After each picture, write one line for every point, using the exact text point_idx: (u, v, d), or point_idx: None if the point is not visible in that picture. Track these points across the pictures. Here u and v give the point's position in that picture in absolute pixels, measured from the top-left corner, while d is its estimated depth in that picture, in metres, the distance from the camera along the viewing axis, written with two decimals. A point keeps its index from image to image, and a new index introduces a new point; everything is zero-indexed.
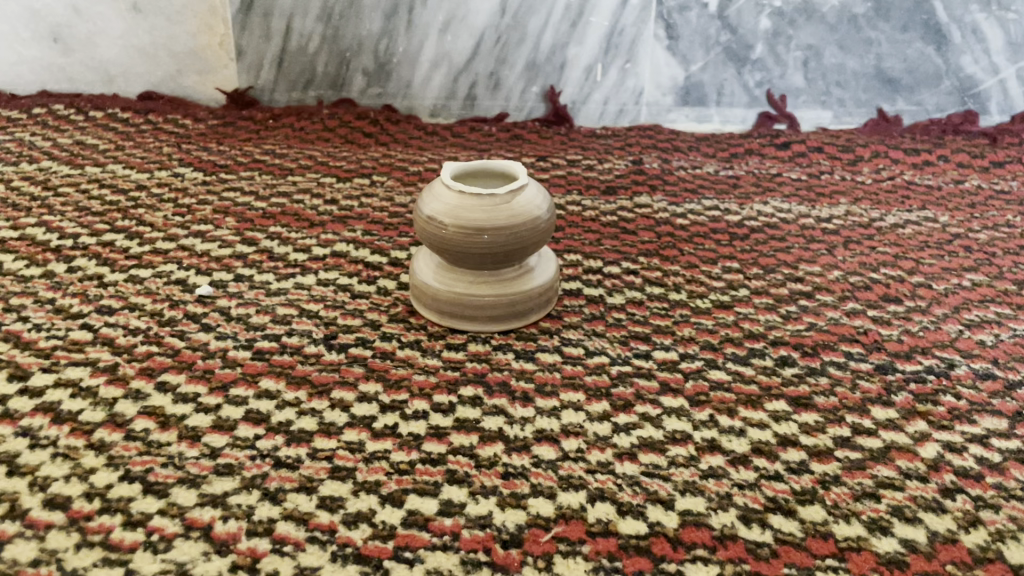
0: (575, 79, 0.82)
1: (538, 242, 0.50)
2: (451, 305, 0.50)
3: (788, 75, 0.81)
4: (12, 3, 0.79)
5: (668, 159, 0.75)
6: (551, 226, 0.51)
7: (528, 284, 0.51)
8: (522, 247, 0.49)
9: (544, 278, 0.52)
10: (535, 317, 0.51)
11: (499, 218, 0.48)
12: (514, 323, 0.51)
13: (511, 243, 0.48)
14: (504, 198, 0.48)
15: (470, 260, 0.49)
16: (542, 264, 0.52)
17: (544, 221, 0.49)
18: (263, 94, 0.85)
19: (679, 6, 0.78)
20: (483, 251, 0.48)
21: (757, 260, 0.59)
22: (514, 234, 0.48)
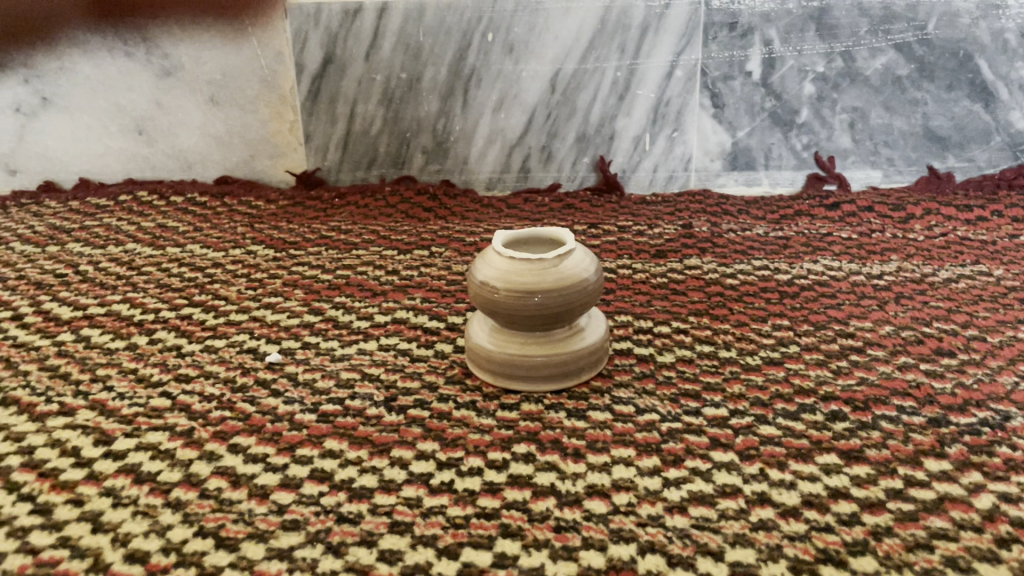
0: (624, 149, 0.85)
1: (587, 304, 0.52)
2: (505, 365, 0.52)
3: (835, 137, 0.82)
4: (101, 100, 0.86)
5: (717, 223, 0.76)
6: (599, 288, 0.53)
7: (578, 344, 0.52)
8: (571, 309, 0.51)
9: (594, 339, 0.54)
10: (587, 376, 0.53)
11: (549, 280, 0.50)
12: (565, 382, 0.52)
13: (561, 304, 0.50)
14: (553, 263, 0.51)
15: (522, 322, 0.51)
16: (592, 325, 0.54)
17: (592, 282, 0.52)
18: (329, 176, 0.90)
19: (723, 76, 0.81)
20: (534, 313, 0.50)
21: (807, 317, 0.60)
22: (564, 295, 0.50)
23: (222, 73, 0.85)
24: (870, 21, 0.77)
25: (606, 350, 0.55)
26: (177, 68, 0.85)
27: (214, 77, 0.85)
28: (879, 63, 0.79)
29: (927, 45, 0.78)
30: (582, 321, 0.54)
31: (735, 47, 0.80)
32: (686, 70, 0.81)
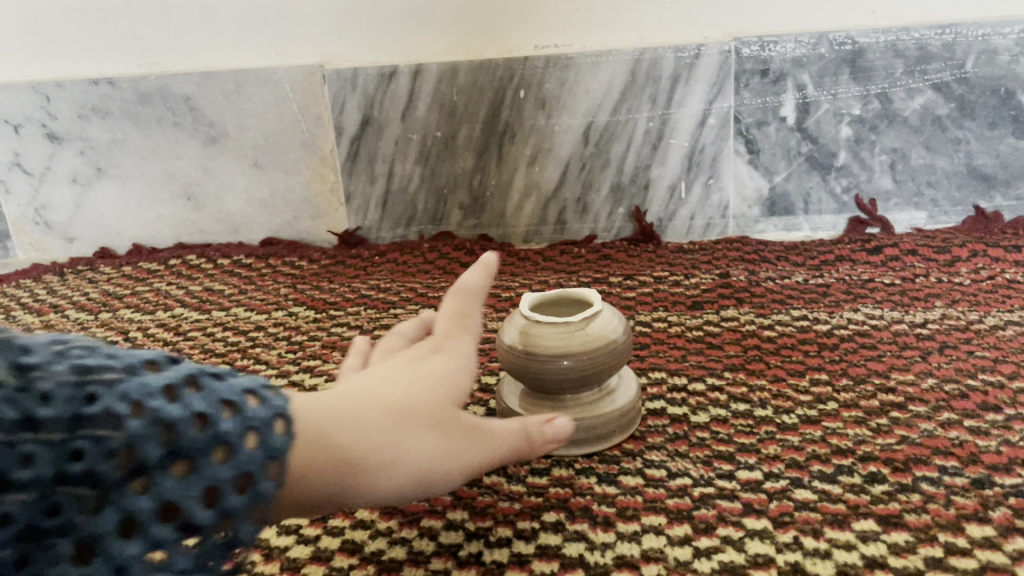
0: (660, 198, 0.85)
1: (616, 366, 0.52)
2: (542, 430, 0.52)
3: (876, 178, 0.81)
4: (151, 169, 0.91)
5: (755, 271, 0.75)
6: (628, 350, 0.52)
7: (608, 406, 0.52)
8: (601, 371, 0.51)
9: (624, 401, 0.53)
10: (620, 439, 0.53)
11: (580, 344, 0.50)
12: (596, 446, 0.52)
13: (589, 368, 0.50)
14: (579, 326, 0.51)
15: (554, 387, 0.51)
16: (623, 386, 0.54)
17: (620, 344, 0.51)
18: (370, 234, 0.92)
19: (757, 122, 0.80)
20: (562, 378, 0.50)
21: (846, 370, 0.58)
22: (591, 358, 0.50)
23: (265, 139, 0.88)
24: (906, 62, 0.77)
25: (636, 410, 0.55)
26: (222, 135, 0.89)
27: (258, 142, 0.88)
28: (917, 103, 0.78)
29: (966, 84, 0.77)
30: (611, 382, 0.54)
31: (768, 93, 0.79)
32: (719, 118, 0.81)
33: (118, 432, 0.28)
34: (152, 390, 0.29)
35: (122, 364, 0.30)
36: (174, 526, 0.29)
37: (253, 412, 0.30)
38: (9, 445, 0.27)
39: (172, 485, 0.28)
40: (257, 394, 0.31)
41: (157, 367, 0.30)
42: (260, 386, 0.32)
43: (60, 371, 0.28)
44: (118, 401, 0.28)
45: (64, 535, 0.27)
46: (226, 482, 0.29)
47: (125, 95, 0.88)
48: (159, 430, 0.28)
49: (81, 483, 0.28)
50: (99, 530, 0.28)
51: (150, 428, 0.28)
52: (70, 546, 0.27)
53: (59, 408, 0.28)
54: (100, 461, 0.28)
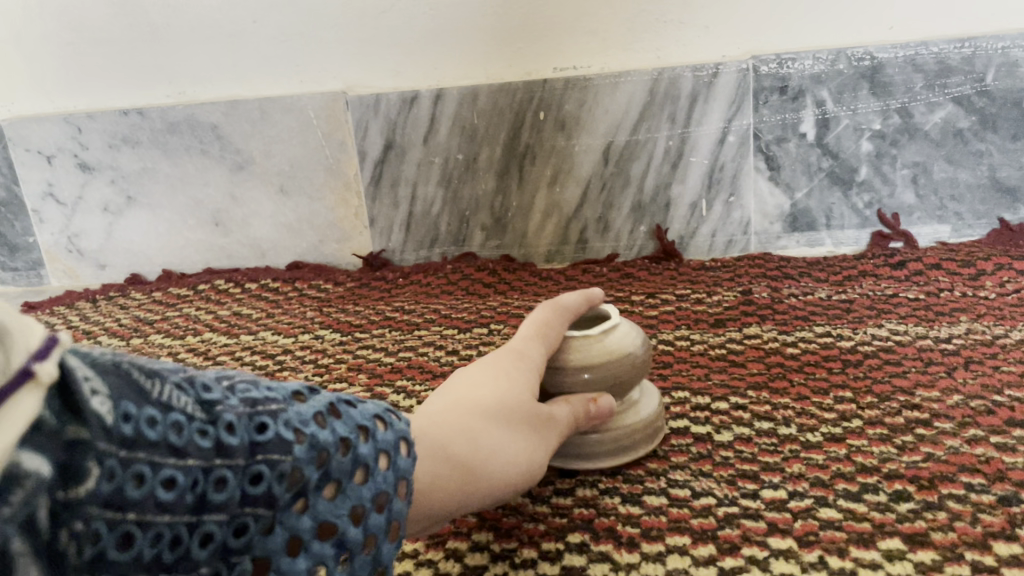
0: (680, 216, 0.85)
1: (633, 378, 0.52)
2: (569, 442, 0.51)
3: (898, 193, 0.81)
4: (180, 196, 0.93)
5: (778, 287, 0.75)
6: (649, 363, 0.53)
7: (632, 419, 0.53)
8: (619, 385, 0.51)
9: (647, 414, 0.54)
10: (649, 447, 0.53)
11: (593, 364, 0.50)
12: (621, 460, 0.52)
13: (609, 379, 0.51)
14: (598, 337, 0.52)
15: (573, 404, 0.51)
16: (646, 400, 0.55)
17: (640, 355, 0.52)
18: (394, 256, 0.93)
19: (777, 138, 0.81)
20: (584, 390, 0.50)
21: (871, 388, 0.58)
22: (612, 369, 0.50)
23: (291, 165, 0.90)
24: (925, 77, 0.77)
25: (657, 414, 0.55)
26: (248, 162, 0.90)
27: (284, 169, 0.90)
28: (938, 117, 0.78)
29: (988, 96, 0.77)
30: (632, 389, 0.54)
31: (787, 109, 0.80)
32: (738, 135, 0.81)
33: (288, 457, 0.29)
34: (307, 417, 0.31)
35: (278, 394, 0.31)
36: (334, 544, 0.30)
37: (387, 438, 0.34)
38: (204, 471, 0.27)
39: (330, 507, 0.30)
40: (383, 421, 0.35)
41: (303, 397, 0.32)
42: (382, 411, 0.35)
43: (233, 401, 0.29)
44: (284, 428, 0.30)
45: (244, 553, 0.28)
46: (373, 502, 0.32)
47: (153, 124, 0.90)
48: (317, 454, 0.30)
49: (260, 505, 0.29)
50: (273, 548, 0.29)
51: (315, 453, 0.30)
52: (250, 563, 0.28)
53: (240, 436, 0.28)
54: (275, 482, 0.29)
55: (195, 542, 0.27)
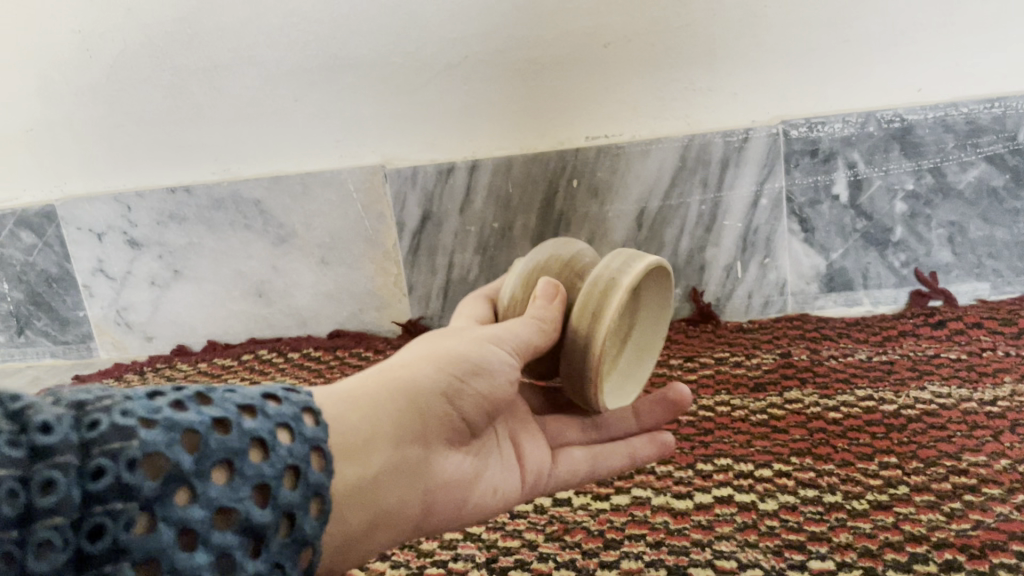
0: (716, 278, 0.85)
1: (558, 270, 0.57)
2: (572, 384, 0.54)
3: (934, 252, 0.81)
4: (224, 269, 0.95)
5: (817, 348, 0.75)
6: (554, 256, 0.57)
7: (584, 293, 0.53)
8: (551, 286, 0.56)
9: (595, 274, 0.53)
10: (620, 288, 0.51)
11: (505, 300, 0.56)
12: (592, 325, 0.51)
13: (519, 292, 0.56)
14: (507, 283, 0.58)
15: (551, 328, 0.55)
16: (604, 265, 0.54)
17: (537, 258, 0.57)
18: (432, 322, 0.94)
19: (810, 201, 0.81)
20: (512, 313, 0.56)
21: (916, 452, 0.58)
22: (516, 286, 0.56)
23: (332, 237, 0.92)
24: (956, 137, 0.77)
25: (621, 258, 0.53)
26: (291, 235, 0.93)
27: (324, 240, 0.93)
28: (971, 176, 0.78)
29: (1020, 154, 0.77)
30: (587, 270, 0.57)
31: (819, 172, 0.80)
32: (771, 198, 0.82)
33: (135, 442, 0.31)
34: (159, 409, 0.33)
35: (124, 396, 0.34)
36: (235, 530, 0.33)
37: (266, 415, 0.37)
38: (22, 480, 0.28)
39: (218, 491, 0.33)
40: (272, 399, 0.38)
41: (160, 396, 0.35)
42: (272, 393, 0.39)
43: (51, 409, 0.30)
44: (125, 421, 0.32)
45: (122, 556, 0.29)
46: (273, 477, 0.35)
47: (200, 202, 0.93)
48: (185, 440, 0.33)
49: (115, 500, 0.30)
50: (163, 544, 0.30)
51: (176, 437, 0.32)
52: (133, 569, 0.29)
53: (59, 434, 0.29)
54: (131, 471, 0.30)
55: (33, 555, 0.27)
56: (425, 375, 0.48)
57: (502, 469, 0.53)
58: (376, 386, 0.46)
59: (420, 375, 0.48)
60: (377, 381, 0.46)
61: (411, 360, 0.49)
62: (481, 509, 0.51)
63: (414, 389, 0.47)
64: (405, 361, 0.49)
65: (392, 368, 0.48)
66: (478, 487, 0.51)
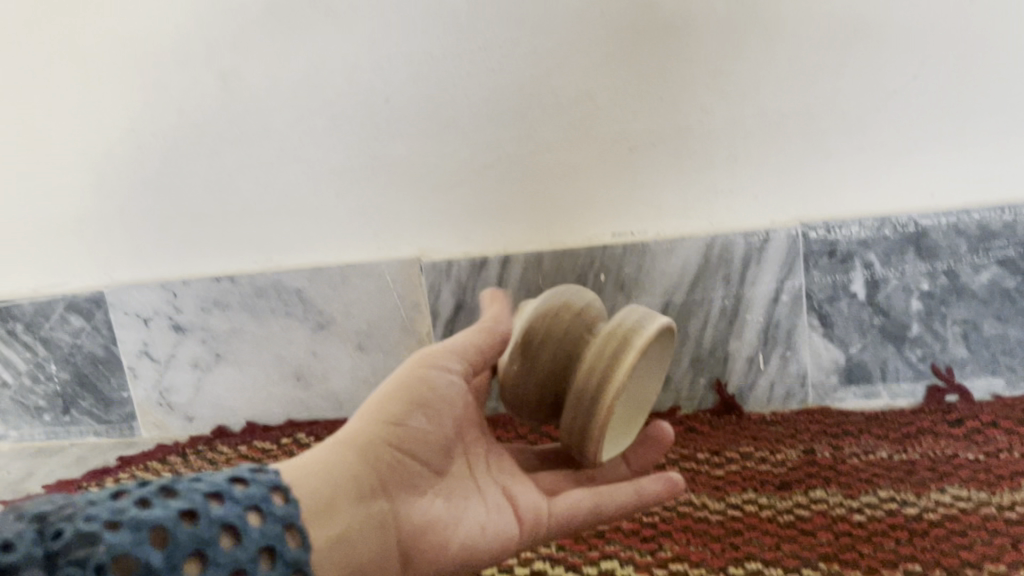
0: (739, 369, 0.88)
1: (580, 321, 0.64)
2: (576, 435, 0.61)
3: (951, 348, 0.84)
4: (265, 353, 0.99)
5: (839, 445, 0.78)
6: (562, 303, 0.64)
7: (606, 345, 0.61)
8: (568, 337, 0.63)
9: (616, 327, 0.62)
10: (643, 342, 0.60)
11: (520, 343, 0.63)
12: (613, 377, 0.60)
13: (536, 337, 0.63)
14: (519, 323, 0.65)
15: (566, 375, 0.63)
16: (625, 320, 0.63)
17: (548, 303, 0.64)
18: None
19: (829, 297, 0.85)
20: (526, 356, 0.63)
21: (938, 560, 0.60)
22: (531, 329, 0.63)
23: (369, 324, 0.96)
24: (969, 241, 0.81)
25: (638, 318, 0.63)
26: (330, 322, 0.97)
27: (361, 327, 0.97)
28: (984, 277, 0.82)
29: None
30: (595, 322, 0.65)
31: (837, 271, 0.84)
32: (791, 294, 0.86)
33: (103, 548, 0.38)
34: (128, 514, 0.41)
35: (96, 506, 0.41)
36: None
37: (230, 502, 0.46)
38: None
39: None
40: (235, 484, 0.48)
41: (129, 497, 0.43)
42: (230, 481, 0.48)
43: (24, 532, 0.38)
44: (98, 531, 0.39)
45: None
46: (245, 559, 0.43)
47: (243, 290, 0.98)
48: (157, 539, 0.41)
49: None
50: None
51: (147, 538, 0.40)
52: None
53: (23, 552, 0.36)
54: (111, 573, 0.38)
55: None
56: (371, 433, 0.58)
57: (486, 510, 0.61)
58: (335, 451, 0.56)
59: (366, 434, 0.58)
60: (334, 447, 0.56)
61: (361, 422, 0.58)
62: (472, 548, 0.58)
63: (365, 444, 0.57)
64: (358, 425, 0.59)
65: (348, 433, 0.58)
66: (461, 524, 0.59)
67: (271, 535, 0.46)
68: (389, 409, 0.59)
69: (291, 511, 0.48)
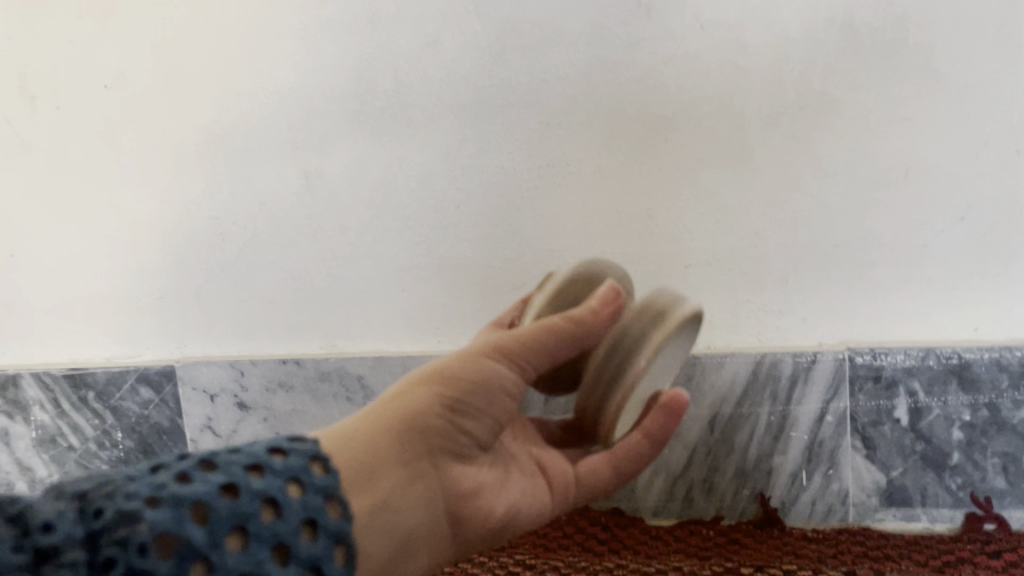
0: (782, 483, 0.92)
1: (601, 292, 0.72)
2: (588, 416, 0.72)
3: (989, 478, 0.87)
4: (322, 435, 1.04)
5: (881, 569, 0.81)
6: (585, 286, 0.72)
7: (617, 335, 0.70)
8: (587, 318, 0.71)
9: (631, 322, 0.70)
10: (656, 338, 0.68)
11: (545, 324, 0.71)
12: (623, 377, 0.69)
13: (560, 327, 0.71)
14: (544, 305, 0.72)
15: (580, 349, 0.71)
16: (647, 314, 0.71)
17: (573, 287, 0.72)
18: None
19: (872, 421, 0.88)
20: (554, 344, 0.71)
21: None
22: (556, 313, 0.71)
23: None
24: (1011, 377, 0.85)
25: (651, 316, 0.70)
26: None
27: None
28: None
29: None
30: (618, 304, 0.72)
31: (881, 396, 0.88)
32: (836, 415, 0.89)
33: (143, 526, 0.42)
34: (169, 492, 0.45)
35: (135, 485, 0.45)
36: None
37: (271, 475, 0.50)
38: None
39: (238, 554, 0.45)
40: (275, 455, 0.52)
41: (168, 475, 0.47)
42: (266, 454, 0.52)
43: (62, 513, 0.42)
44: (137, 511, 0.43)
45: None
46: (285, 530, 0.48)
47: (308, 372, 1.03)
48: (198, 516, 0.45)
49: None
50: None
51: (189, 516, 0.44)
52: None
53: (62, 532, 0.41)
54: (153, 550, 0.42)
55: None
56: (418, 402, 0.62)
57: (521, 476, 0.70)
58: (378, 416, 0.61)
59: (412, 403, 0.62)
60: (380, 413, 0.61)
61: (403, 394, 0.63)
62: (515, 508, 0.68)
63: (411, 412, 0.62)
64: (399, 398, 0.63)
65: (389, 403, 0.62)
66: (504, 488, 0.68)
67: (314, 507, 0.50)
68: (436, 388, 0.63)
69: (331, 481, 0.53)
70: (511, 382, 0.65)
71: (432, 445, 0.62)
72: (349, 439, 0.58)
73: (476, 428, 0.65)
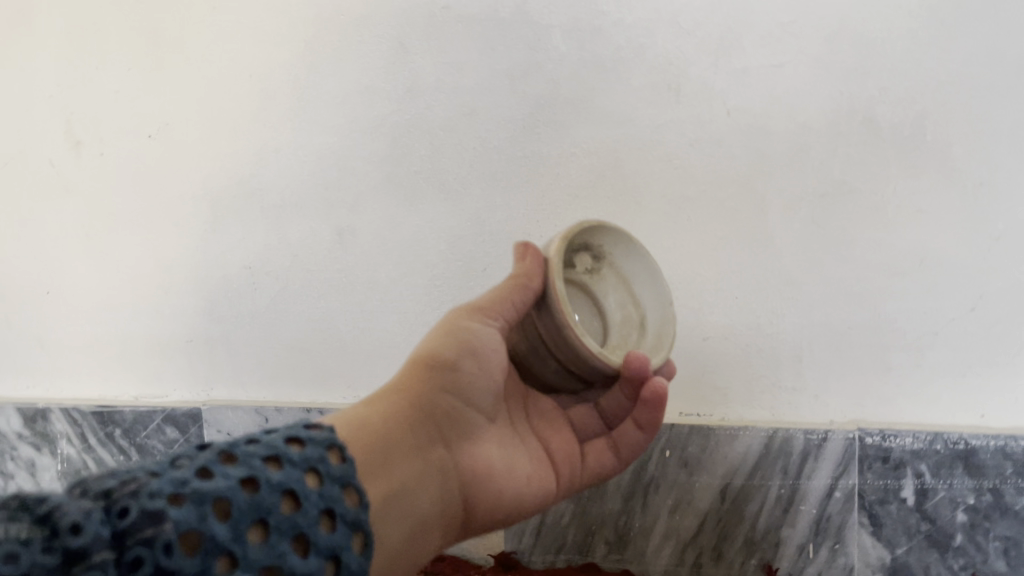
0: (790, 555, 0.95)
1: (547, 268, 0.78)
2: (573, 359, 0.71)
3: (991, 560, 0.90)
4: None
5: None
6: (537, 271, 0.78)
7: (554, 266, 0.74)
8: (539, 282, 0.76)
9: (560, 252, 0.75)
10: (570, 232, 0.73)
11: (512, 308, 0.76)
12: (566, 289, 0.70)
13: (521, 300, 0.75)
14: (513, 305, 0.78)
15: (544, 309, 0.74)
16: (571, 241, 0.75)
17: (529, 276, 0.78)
18: (523, 555, 1.03)
19: (879, 499, 0.92)
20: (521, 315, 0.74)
21: None
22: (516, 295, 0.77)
23: None
24: (1016, 464, 0.88)
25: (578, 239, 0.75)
26: None
27: None
28: None
29: None
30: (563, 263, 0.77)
31: (889, 475, 0.91)
32: (844, 492, 0.92)
33: (168, 524, 0.46)
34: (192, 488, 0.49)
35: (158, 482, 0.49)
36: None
37: (288, 468, 0.55)
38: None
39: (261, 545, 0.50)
40: (293, 447, 0.58)
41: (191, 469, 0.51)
42: (282, 446, 0.57)
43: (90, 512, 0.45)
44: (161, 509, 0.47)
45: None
46: (303, 519, 0.53)
47: None
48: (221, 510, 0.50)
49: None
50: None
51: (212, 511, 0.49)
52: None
53: (92, 532, 0.44)
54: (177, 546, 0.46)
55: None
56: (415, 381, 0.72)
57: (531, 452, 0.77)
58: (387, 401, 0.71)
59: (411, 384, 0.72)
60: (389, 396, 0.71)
61: (403, 376, 0.73)
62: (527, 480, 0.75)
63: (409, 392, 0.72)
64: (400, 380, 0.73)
65: (393, 387, 0.72)
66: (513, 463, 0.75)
67: (329, 496, 0.56)
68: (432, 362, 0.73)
69: (346, 470, 0.59)
70: (495, 341, 0.74)
71: (436, 423, 0.72)
72: (357, 424, 0.67)
73: (477, 398, 0.74)
